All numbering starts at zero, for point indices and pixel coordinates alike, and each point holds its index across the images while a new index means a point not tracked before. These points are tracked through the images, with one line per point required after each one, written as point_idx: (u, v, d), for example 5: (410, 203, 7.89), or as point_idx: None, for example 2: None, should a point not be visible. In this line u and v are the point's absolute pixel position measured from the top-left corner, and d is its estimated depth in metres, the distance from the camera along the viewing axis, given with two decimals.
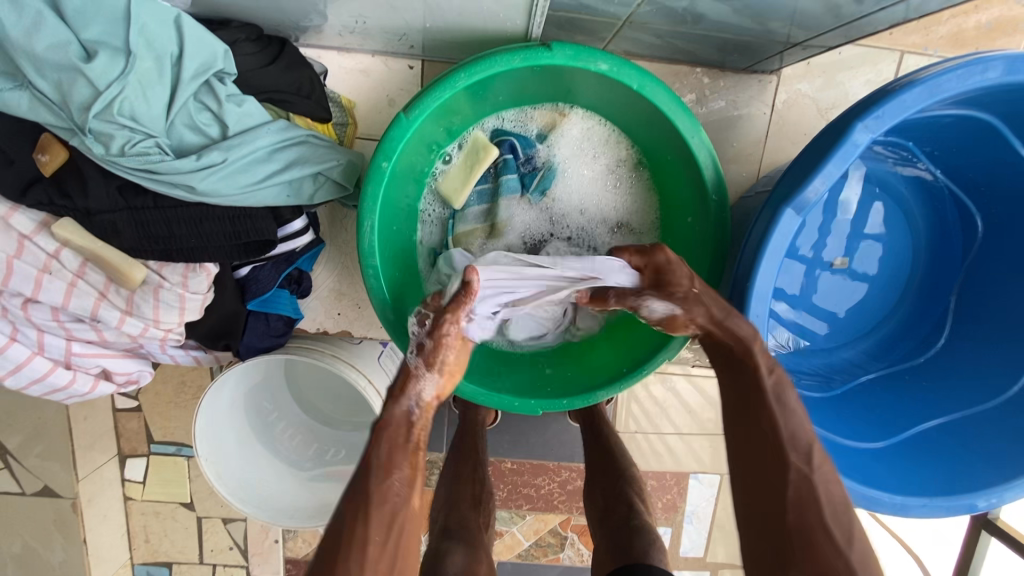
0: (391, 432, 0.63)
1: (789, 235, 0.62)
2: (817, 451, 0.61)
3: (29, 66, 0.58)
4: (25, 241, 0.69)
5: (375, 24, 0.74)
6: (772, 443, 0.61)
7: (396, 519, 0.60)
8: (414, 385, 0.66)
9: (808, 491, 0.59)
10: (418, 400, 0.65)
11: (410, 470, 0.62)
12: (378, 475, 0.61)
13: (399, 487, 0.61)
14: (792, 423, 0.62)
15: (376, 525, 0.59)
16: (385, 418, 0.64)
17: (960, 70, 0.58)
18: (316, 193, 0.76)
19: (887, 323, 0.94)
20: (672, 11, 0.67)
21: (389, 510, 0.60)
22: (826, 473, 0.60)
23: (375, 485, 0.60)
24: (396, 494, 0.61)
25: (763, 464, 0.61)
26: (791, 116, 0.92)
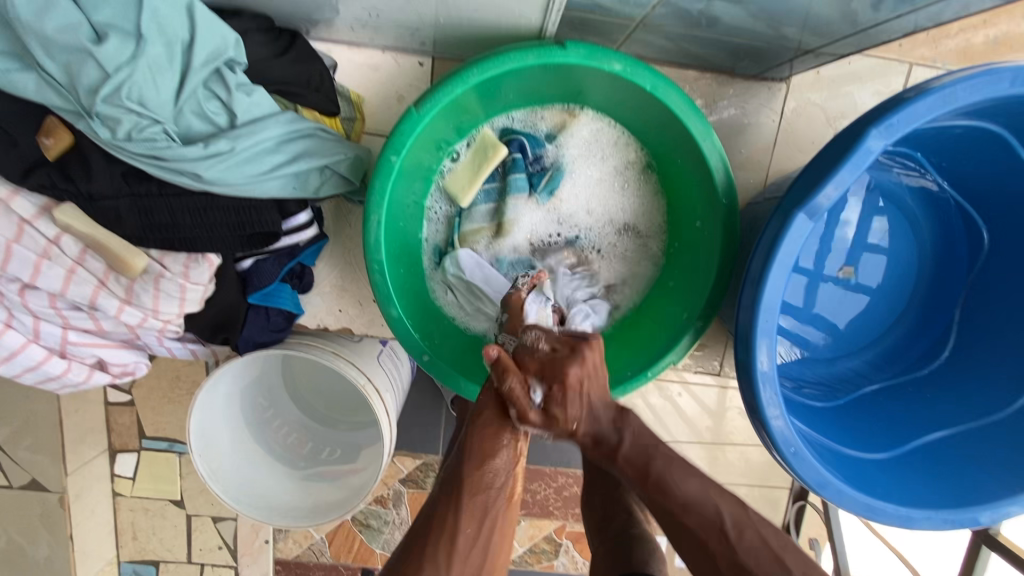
0: (487, 422, 0.69)
1: (800, 240, 0.62)
2: (727, 523, 0.62)
3: (37, 46, 0.57)
4: (24, 225, 0.68)
5: (388, 18, 0.74)
6: (695, 541, 0.63)
7: (488, 510, 0.67)
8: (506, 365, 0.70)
9: (737, 566, 0.60)
10: (519, 413, 0.66)
11: (508, 460, 0.69)
12: (475, 463, 0.68)
13: (493, 480, 0.68)
14: (693, 509, 0.63)
15: (467, 516, 0.66)
16: (484, 405, 0.69)
17: (974, 79, 0.58)
18: (322, 187, 0.75)
19: (891, 334, 0.93)
20: (687, 14, 0.67)
21: (481, 503, 0.67)
22: (748, 543, 0.61)
23: (471, 467, 0.68)
24: (489, 488, 0.68)
25: (699, 560, 0.63)
26: (799, 124, 0.92)
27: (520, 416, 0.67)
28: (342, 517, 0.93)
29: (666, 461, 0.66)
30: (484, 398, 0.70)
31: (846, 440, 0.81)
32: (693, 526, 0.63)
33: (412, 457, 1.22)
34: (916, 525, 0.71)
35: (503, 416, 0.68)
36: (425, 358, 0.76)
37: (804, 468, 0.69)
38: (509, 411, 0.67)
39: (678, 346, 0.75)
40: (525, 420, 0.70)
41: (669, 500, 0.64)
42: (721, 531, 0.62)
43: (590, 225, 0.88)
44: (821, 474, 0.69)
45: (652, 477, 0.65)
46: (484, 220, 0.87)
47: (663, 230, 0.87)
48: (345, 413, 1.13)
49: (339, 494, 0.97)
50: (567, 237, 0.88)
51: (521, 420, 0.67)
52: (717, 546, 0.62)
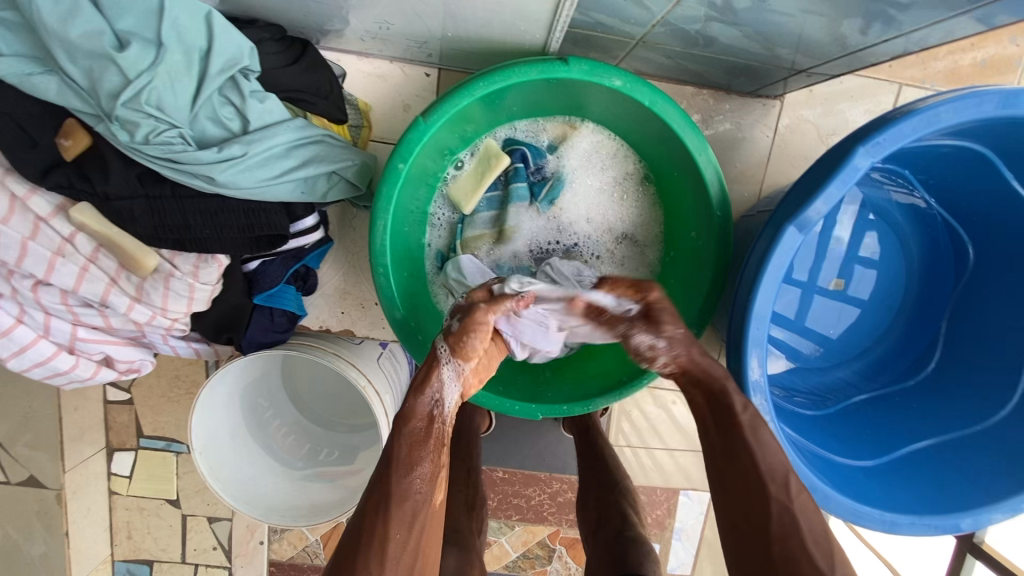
0: (412, 428, 0.67)
1: (791, 252, 0.64)
2: (794, 479, 0.61)
3: (61, 51, 0.60)
4: (40, 223, 0.70)
5: (397, 31, 0.77)
6: (755, 476, 0.61)
7: (416, 518, 0.64)
8: (436, 377, 0.69)
9: (789, 522, 0.59)
10: (439, 393, 0.69)
11: (431, 466, 0.66)
12: (401, 471, 0.65)
13: (419, 484, 0.65)
14: (774, 455, 0.62)
15: (396, 524, 0.63)
16: (408, 411, 0.68)
17: (957, 101, 0.61)
18: (329, 192, 0.77)
19: (879, 345, 0.96)
20: (685, 33, 0.70)
21: (409, 509, 0.64)
22: (804, 501, 0.60)
23: (396, 479, 0.65)
24: (417, 492, 0.65)
25: (745, 498, 0.61)
26: (792, 140, 0.95)
27: (440, 395, 0.69)
28: (339, 516, 0.94)
29: (755, 417, 0.64)
30: (406, 409, 0.68)
31: (835, 448, 0.83)
32: (764, 465, 0.61)
33: None
34: (901, 531, 0.73)
35: (428, 404, 0.68)
36: (426, 360, 0.79)
37: (794, 474, 0.71)
38: (429, 396, 0.68)
39: None
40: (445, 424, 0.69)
41: (757, 439, 0.63)
42: (787, 478, 0.61)
43: (589, 234, 0.90)
44: (810, 479, 0.71)
45: (739, 417, 0.64)
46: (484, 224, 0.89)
47: (658, 240, 0.90)
48: (342, 415, 1.15)
49: (336, 495, 0.98)
50: (566, 245, 0.90)
51: (441, 401, 0.69)
52: (775, 494, 0.60)
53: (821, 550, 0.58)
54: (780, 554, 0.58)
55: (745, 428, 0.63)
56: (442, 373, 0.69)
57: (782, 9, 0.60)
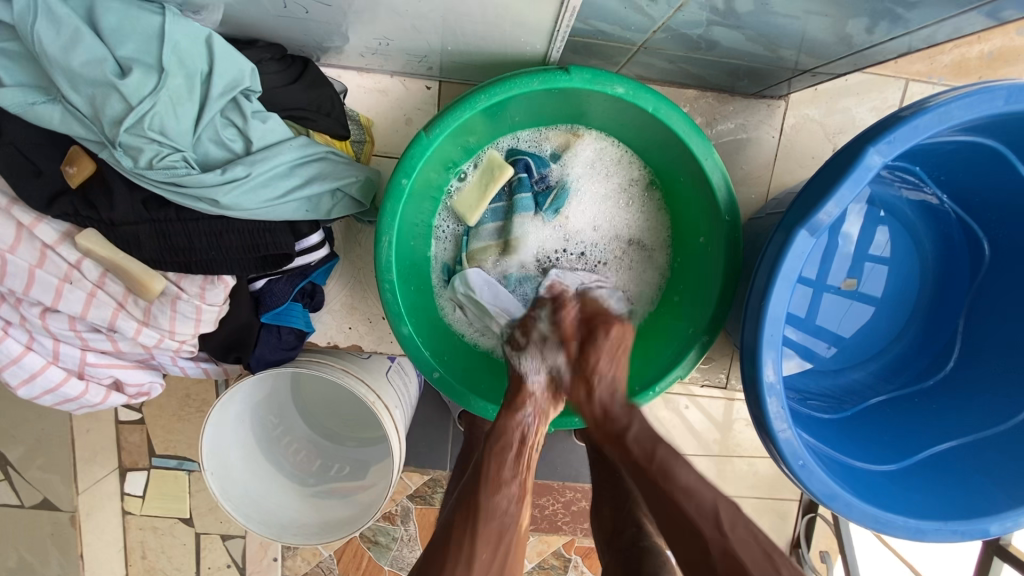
0: (506, 442, 0.70)
1: (803, 256, 0.63)
2: (723, 514, 0.62)
3: (65, 81, 0.60)
4: (47, 250, 0.70)
5: (397, 45, 0.77)
6: (684, 521, 0.62)
7: (503, 535, 0.67)
8: (524, 396, 0.72)
9: (735, 564, 0.58)
10: (533, 411, 0.72)
11: (517, 489, 0.69)
12: (490, 487, 0.68)
13: (506, 505, 0.68)
14: (692, 495, 0.64)
15: (483, 541, 0.65)
16: (503, 425, 0.71)
17: (969, 97, 0.60)
18: (334, 209, 0.77)
19: (895, 345, 0.94)
20: (687, 38, 0.69)
21: (495, 528, 0.66)
22: (741, 536, 0.61)
23: (485, 497, 0.67)
24: (504, 512, 0.67)
25: (688, 546, 0.61)
26: (799, 140, 0.94)
27: (534, 415, 0.72)
28: (351, 534, 0.93)
29: (664, 459, 0.67)
30: (501, 424, 0.71)
31: (853, 452, 0.81)
32: (691, 514, 0.63)
33: (420, 472, 1.23)
34: (925, 537, 0.72)
35: (521, 424, 0.71)
36: (435, 375, 0.78)
37: (814, 482, 0.70)
38: (524, 414, 0.71)
39: (684, 362, 0.76)
40: (528, 448, 0.71)
41: (671, 485, 0.65)
42: (716, 518, 0.62)
43: (596, 241, 0.89)
44: (830, 487, 0.70)
45: (647, 466, 0.67)
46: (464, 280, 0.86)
47: (666, 244, 0.89)
48: (352, 429, 1.14)
49: (349, 511, 0.97)
50: (579, 253, 0.89)
51: (535, 421, 0.72)
52: (712, 536, 0.61)
53: None
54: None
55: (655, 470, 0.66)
56: (532, 389, 0.73)
57: (785, 11, 0.59)
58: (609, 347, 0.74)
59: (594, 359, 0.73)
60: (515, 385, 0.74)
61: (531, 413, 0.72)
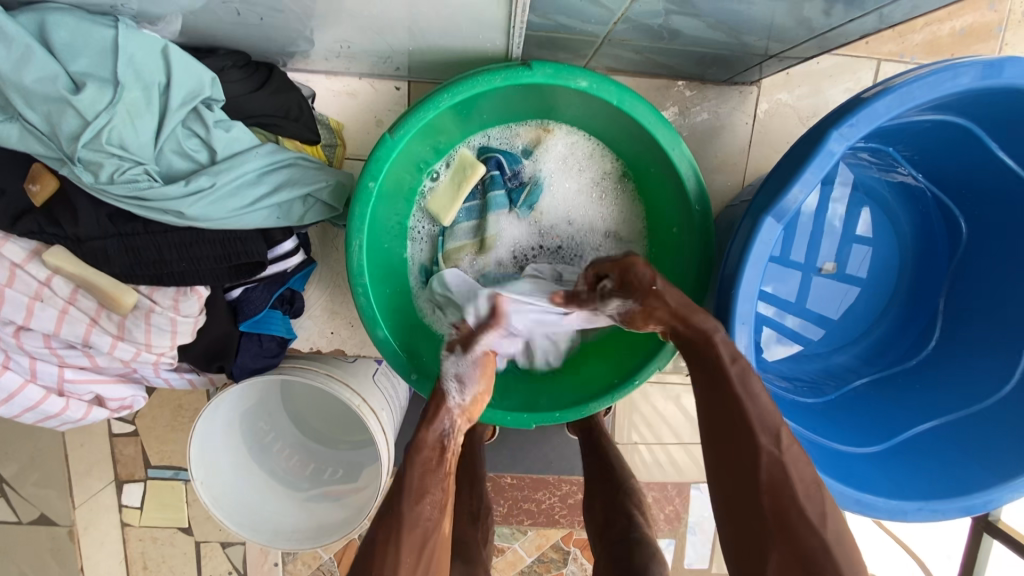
0: (425, 455, 0.70)
1: (771, 243, 0.63)
2: (785, 434, 0.60)
3: (19, 100, 0.60)
4: (16, 269, 0.70)
5: (359, 48, 0.76)
6: (741, 421, 0.60)
7: (426, 543, 0.65)
8: (444, 414, 0.72)
9: (779, 475, 0.58)
10: (452, 424, 0.72)
11: (441, 495, 0.69)
12: (412, 498, 0.67)
13: (430, 512, 0.67)
14: (762, 409, 0.61)
15: (406, 552, 0.64)
16: (419, 441, 0.70)
17: (930, 77, 0.59)
18: (306, 215, 0.76)
19: (877, 327, 0.94)
20: (648, 28, 0.69)
21: (419, 537, 0.65)
22: (796, 454, 0.59)
23: (409, 508, 0.66)
24: (428, 519, 0.66)
25: (739, 438, 0.60)
26: (773, 125, 0.94)
27: (452, 423, 0.72)
28: (348, 533, 0.94)
29: (744, 369, 0.63)
30: (417, 439, 0.71)
31: (835, 435, 0.81)
32: (748, 416, 0.60)
33: None
34: (908, 517, 0.72)
35: (439, 434, 0.71)
36: (412, 377, 0.79)
37: None
38: (442, 424, 0.72)
39: (661, 353, 0.76)
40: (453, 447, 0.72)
41: (746, 392, 0.61)
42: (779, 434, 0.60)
43: (572, 235, 0.89)
44: None
45: (727, 366, 0.62)
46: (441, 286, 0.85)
47: (642, 236, 0.88)
48: (345, 432, 1.13)
49: (342, 514, 0.98)
50: (557, 249, 0.89)
51: (453, 431, 0.73)
52: (765, 445, 0.59)
53: (815, 508, 0.57)
54: (771, 504, 0.57)
55: (733, 379, 0.62)
56: (451, 406, 0.73)
57: None
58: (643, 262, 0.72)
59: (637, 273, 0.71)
60: (434, 400, 0.73)
61: (450, 423, 0.72)
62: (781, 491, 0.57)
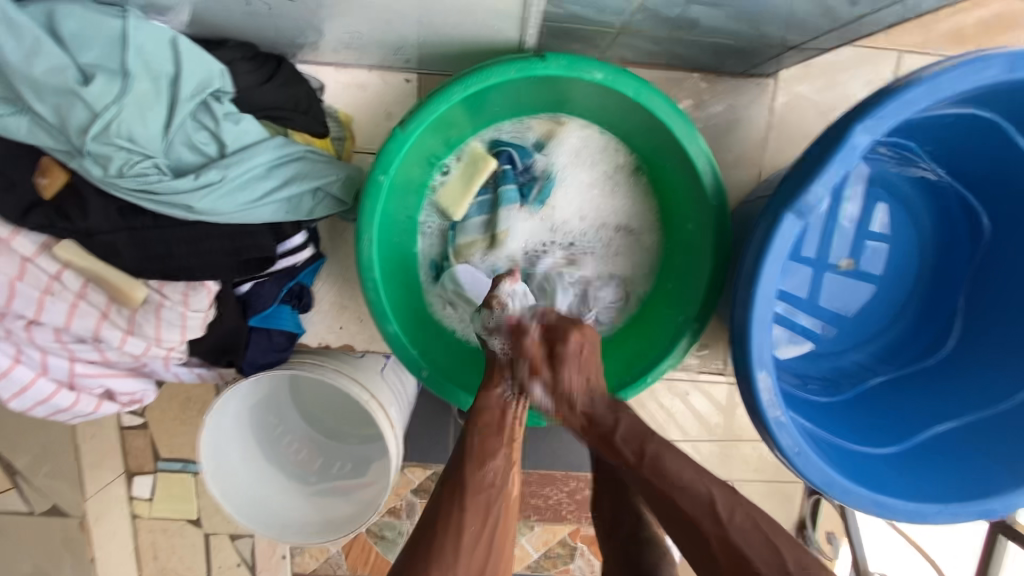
0: (486, 418, 0.71)
1: (791, 239, 0.61)
2: (718, 503, 0.63)
3: (28, 90, 0.59)
4: (27, 263, 0.70)
5: (370, 39, 0.75)
6: (683, 515, 0.64)
7: (490, 509, 0.67)
8: (503, 385, 0.72)
9: (732, 549, 0.61)
10: (512, 386, 0.72)
11: (505, 462, 0.70)
12: (476, 462, 0.69)
13: (492, 478, 0.69)
14: (685, 489, 0.65)
15: (471, 514, 0.66)
16: (481, 406, 0.71)
17: (960, 69, 0.57)
18: (315, 209, 0.76)
19: (895, 325, 0.92)
20: (666, 18, 0.67)
21: (483, 500, 0.68)
22: (740, 522, 0.62)
23: (470, 473, 0.68)
24: (490, 485, 0.69)
25: (692, 537, 0.64)
26: (790, 118, 0.92)
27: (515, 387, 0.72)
28: (355, 532, 0.93)
29: (657, 453, 0.67)
30: (478, 404, 0.72)
31: (851, 436, 0.80)
32: (686, 510, 0.64)
33: (423, 467, 1.22)
34: (929, 519, 0.71)
35: (501, 399, 0.71)
36: (423, 374, 0.77)
37: (808, 469, 0.69)
38: (502, 390, 0.71)
39: (677, 349, 0.76)
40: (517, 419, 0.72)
41: (664, 482, 0.66)
42: (711, 509, 0.63)
43: (583, 231, 0.87)
44: (826, 473, 0.69)
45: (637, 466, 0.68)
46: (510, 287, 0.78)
47: (654, 230, 0.87)
48: (354, 426, 1.12)
49: (350, 509, 0.97)
50: (565, 242, 0.87)
51: (518, 391, 0.72)
52: (710, 525, 0.63)
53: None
54: (727, 562, 0.61)
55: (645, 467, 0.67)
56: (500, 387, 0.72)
57: None
58: (574, 349, 0.70)
59: (562, 374, 0.69)
60: (491, 372, 0.73)
61: (509, 391, 0.71)
62: (739, 560, 0.60)
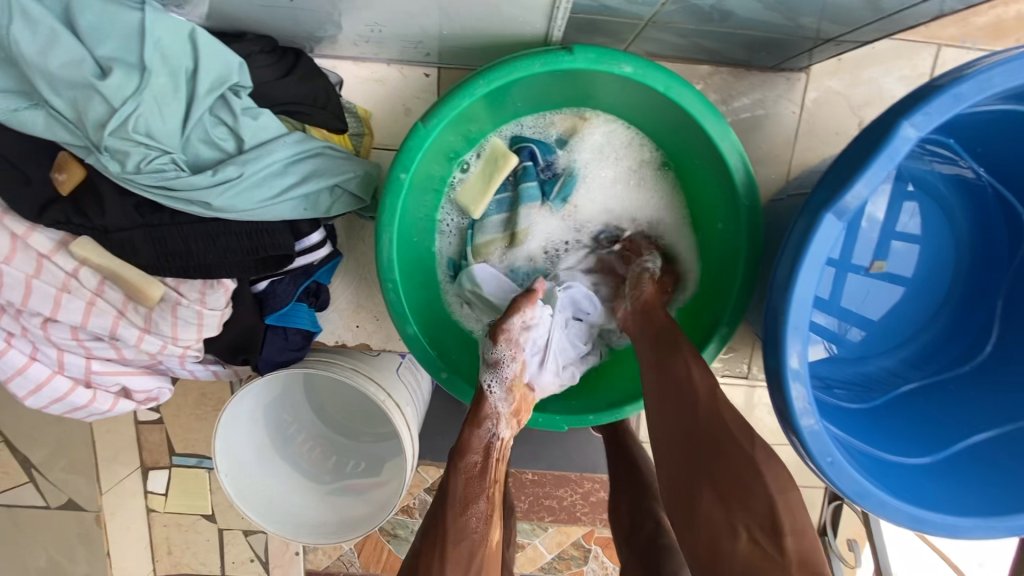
0: (469, 461, 0.69)
1: (830, 241, 0.58)
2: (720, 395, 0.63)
3: (45, 85, 0.58)
4: (44, 260, 0.70)
5: (390, 32, 0.73)
6: (682, 381, 0.64)
7: (473, 558, 0.64)
8: (489, 419, 0.71)
9: (718, 425, 0.59)
10: (496, 426, 0.71)
11: (487, 506, 0.68)
12: (457, 507, 0.66)
13: (475, 525, 0.66)
14: (697, 366, 0.65)
15: (453, 566, 0.63)
16: (464, 446, 0.70)
17: (1015, 62, 0.54)
18: (333, 206, 0.74)
19: (927, 329, 0.89)
20: (698, 9, 0.65)
21: (466, 551, 0.64)
22: (726, 404, 0.62)
23: (452, 519, 0.66)
24: (472, 533, 0.65)
25: (681, 401, 0.63)
26: (821, 114, 0.88)
27: (495, 425, 0.71)
28: (368, 533, 0.92)
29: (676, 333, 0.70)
30: (462, 442, 0.70)
31: (883, 444, 0.77)
32: (690, 381, 0.64)
33: (437, 467, 1.20)
34: (966, 534, 0.67)
35: (484, 439, 0.70)
36: (443, 376, 0.76)
37: (841, 480, 0.66)
38: (487, 426, 0.71)
39: (706, 354, 0.74)
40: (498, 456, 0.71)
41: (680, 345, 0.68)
42: (715, 389, 0.63)
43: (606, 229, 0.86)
44: (860, 484, 0.66)
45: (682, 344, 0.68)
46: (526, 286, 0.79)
47: (687, 228, 0.84)
48: (368, 426, 1.11)
49: (365, 509, 0.96)
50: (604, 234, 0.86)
51: (499, 430, 0.71)
52: (704, 402, 0.62)
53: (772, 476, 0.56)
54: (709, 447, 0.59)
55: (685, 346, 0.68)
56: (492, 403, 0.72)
57: None
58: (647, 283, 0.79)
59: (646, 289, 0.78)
60: (478, 402, 0.72)
61: (495, 427, 0.71)
62: (719, 434, 0.59)
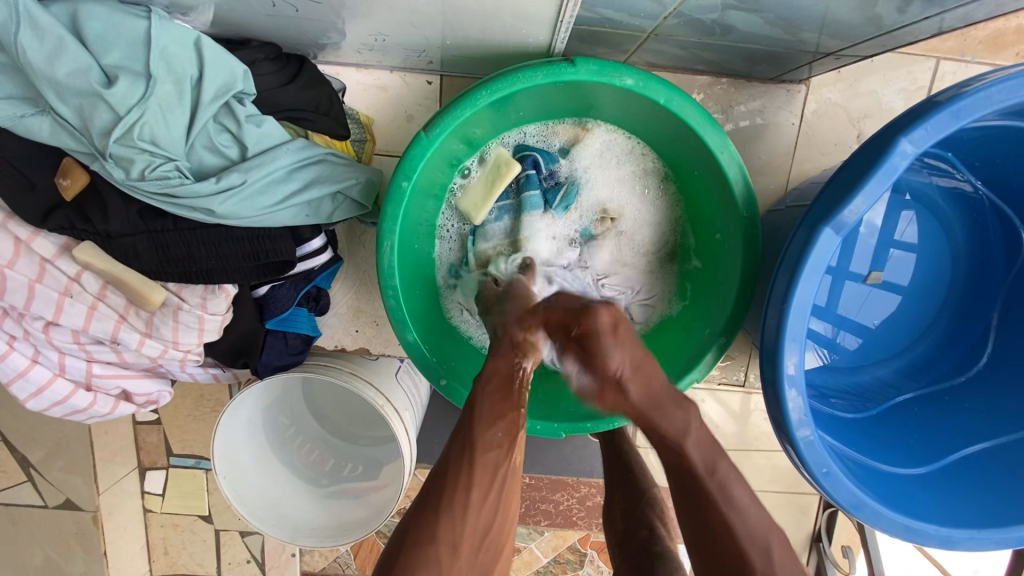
0: (495, 384, 0.69)
1: (828, 255, 0.59)
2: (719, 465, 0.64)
3: (51, 92, 0.58)
4: (46, 264, 0.70)
5: (394, 41, 0.74)
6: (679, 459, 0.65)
7: (499, 468, 0.67)
8: (515, 346, 0.72)
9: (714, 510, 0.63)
10: (524, 358, 0.71)
11: (512, 424, 0.69)
12: (482, 423, 0.67)
13: (500, 440, 0.68)
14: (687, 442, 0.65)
15: (480, 473, 0.66)
16: (490, 371, 0.70)
17: (1011, 81, 0.55)
18: (335, 212, 0.74)
19: (922, 339, 0.89)
20: (700, 23, 0.65)
21: (491, 460, 0.67)
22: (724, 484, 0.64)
23: (480, 432, 0.67)
24: (498, 447, 0.67)
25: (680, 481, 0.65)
26: (821, 126, 0.89)
27: (523, 356, 0.71)
28: (365, 536, 0.93)
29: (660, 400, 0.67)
30: (489, 367, 0.71)
31: (879, 454, 0.78)
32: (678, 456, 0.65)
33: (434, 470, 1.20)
34: (957, 546, 0.68)
35: (513, 366, 0.70)
36: (442, 382, 0.76)
37: (837, 490, 0.67)
38: (515, 357, 0.71)
39: (703, 362, 0.74)
40: (525, 385, 0.71)
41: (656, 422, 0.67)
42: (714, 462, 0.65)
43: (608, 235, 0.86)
44: (854, 495, 0.67)
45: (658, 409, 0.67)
46: (516, 264, 0.83)
47: (689, 232, 0.84)
48: (365, 428, 1.11)
49: (361, 513, 0.97)
50: (617, 228, 0.85)
51: (525, 362, 0.72)
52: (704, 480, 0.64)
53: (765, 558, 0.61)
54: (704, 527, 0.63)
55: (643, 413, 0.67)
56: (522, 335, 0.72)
57: None
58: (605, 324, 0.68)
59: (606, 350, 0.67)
60: (502, 334, 0.73)
61: (522, 357, 0.71)
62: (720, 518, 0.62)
